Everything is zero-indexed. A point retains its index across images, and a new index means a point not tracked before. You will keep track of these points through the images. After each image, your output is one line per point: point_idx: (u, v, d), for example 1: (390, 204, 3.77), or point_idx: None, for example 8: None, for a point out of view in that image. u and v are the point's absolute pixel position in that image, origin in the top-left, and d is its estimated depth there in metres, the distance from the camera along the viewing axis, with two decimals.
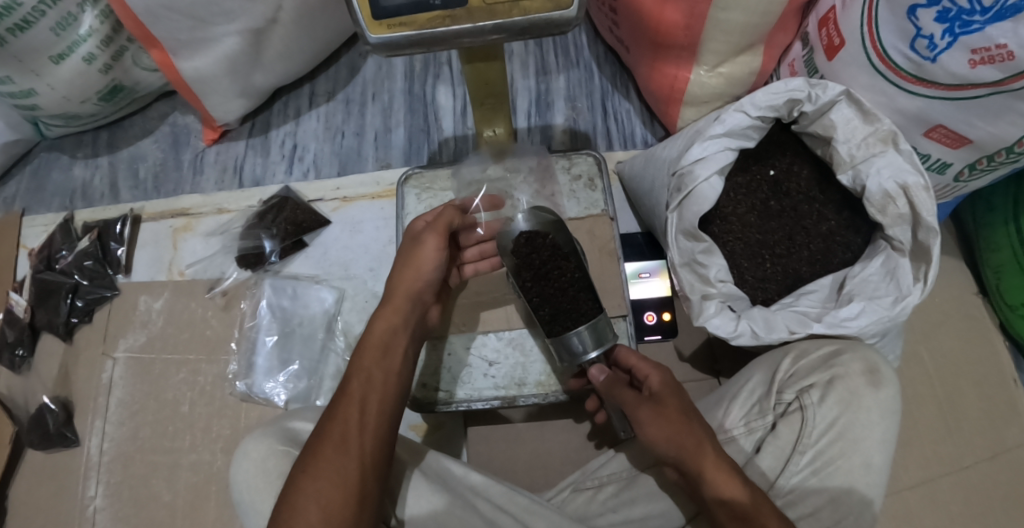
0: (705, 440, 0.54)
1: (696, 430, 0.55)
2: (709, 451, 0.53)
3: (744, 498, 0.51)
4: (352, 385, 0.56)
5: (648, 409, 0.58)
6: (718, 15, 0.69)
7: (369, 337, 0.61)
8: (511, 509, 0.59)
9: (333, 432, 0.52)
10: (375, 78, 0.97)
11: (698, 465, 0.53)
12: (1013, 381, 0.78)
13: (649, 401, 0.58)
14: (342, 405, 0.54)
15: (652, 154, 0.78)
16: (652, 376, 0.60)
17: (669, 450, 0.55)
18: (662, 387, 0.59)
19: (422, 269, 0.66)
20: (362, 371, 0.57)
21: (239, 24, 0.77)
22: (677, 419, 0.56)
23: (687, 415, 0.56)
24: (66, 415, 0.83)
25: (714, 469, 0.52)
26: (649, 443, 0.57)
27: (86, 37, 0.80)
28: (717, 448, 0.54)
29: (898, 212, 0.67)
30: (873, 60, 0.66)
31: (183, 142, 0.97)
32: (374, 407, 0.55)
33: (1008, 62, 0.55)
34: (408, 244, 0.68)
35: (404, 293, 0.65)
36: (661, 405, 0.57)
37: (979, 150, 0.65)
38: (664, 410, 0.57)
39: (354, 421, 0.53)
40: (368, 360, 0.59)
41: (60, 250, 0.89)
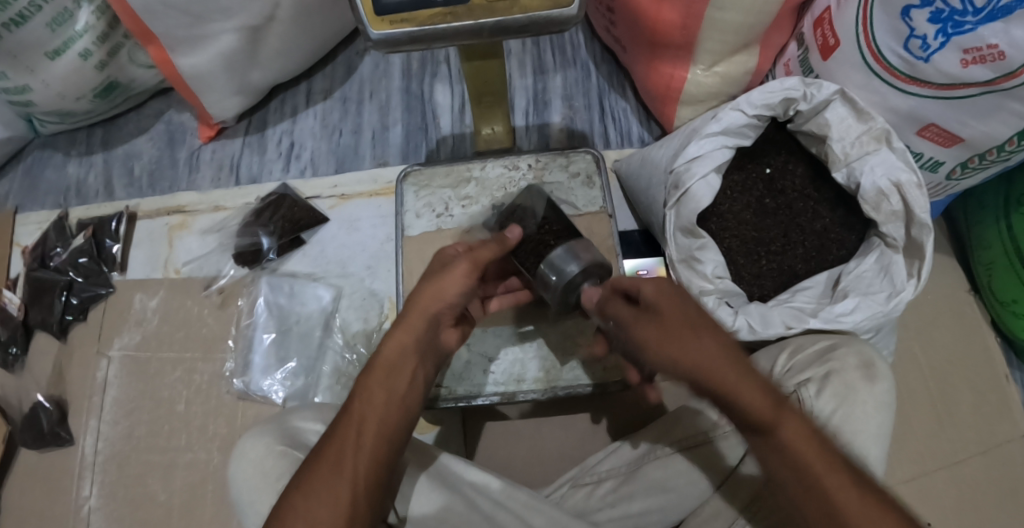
0: (717, 350, 0.49)
1: (705, 341, 0.49)
2: (721, 365, 0.48)
3: (770, 421, 0.46)
4: (355, 404, 0.50)
5: (647, 326, 0.52)
6: (714, 15, 0.70)
7: (377, 359, 0.53)
8: (510, 505, 0.59)
9: (329, 452, 0.47)
10: (373, 76, 0.97)
11: (711, 379, 0.48)
12: (1005, 377, 0.79)
13: (647, 316, 0.53)
14: (342, 421, 0.49)
15: (649, 152, 0.79)
16: (645, 285, 0.54)
17: (678, 368, 0.50)
18: (657, 297, 0.53)
19: (446, 292, 0.55)
20: (364, 391, 0.51)
21: (237, 20, 0.77)
22: (681, 334, 0.50)
23: (694, 326, 0.50)
24: (61, 414, 0.82)
25: (734, 385, 0.47)
26: (659, 366, 0.52)
27: (81, 34, 0.79)
28: (735, 357, 0.49)
29: (892, 209, 0.68)
30: (867, 60, 0.67)
31: (179, 139, 0.96)
32: (374, 425, 0.49)
33: (999, 61, 0.56)
34: (435, 267, 0.58)
35: (420, 312, 0.54)
36: (660, 318, 0.52)
37: (971, 148, 0.66)
38: (663, 325, 0.51)
39: (348, 444, 0.47)
40: (374, 378, 0.51)
41: (55, 248, 0.88)
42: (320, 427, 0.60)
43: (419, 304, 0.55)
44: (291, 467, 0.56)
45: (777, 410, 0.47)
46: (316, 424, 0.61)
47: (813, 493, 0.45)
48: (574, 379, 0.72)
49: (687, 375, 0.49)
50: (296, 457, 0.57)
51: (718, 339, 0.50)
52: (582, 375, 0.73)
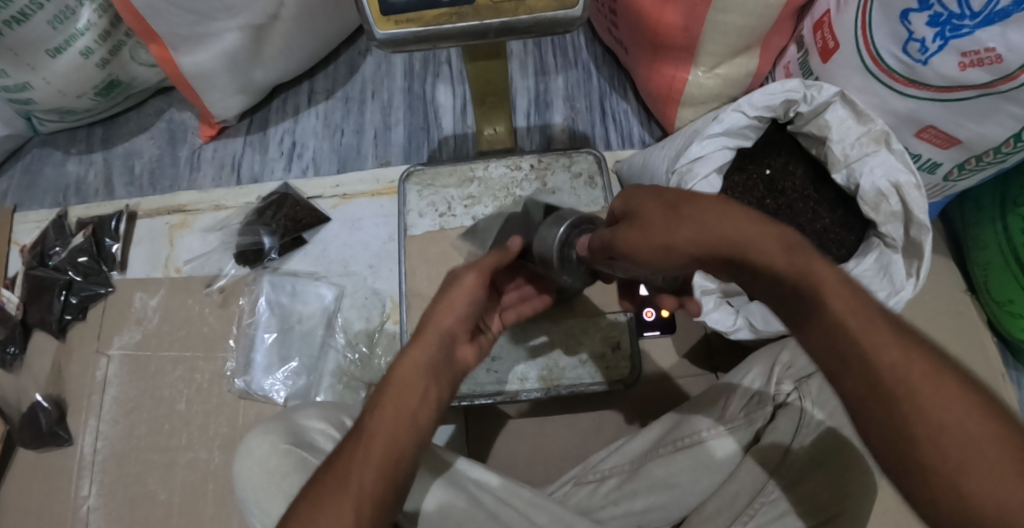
0: (716, 218, 0.43)
1: (693, 215, 0.44)
2: (728, 230, 0.42)
3: (787, 271, 0.39)
4: (364, 421, 0.46)
5: (632, 230, 0.47)
6: (716, 17, 0.70)
7: (390, 376, 0.47)
8: (514, 503, 0.60)
9: (332, 474, 0.43)
10: (375, 76, 0.97)
11: (728, 240, 0.42)
12: (1001, 376, 0.82)
13: (630, 223, 0.48)
14: (352, 436, 0.45)
15: (650, 153, 0.79)
16: (618, 197, 0.51)
17: (688, 253, 0.44)
18: (630, 203, 0.49)
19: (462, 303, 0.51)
20: (376, 405, 0.46)
21: (241, 19, 0.77)
22: (673, 224, 0.45)
23: (675, 206, 0.45)
24: (60, 413, 0.82)
25: (753, 248, 0.40)
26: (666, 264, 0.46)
27: (83, 32, 0.79)
28: (732, 216, 0.42)
29: (891, 210, 0.69)
30: (866, 62, 0.68)
31: (179, 138, 0.96)
32: (383, 445, 0.44)
33: (996, 64, 0.57)
34: (450, 280, 0.54)
35: (438, 326, 0.50)
36: (640, 220, 0.47)
37: (968, 150, 0.67)
38: (644, 222, 0.47)
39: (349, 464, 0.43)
40: (387, 395, 0.46)
41: (54, 246, 0.88)
42: (325, 426, 0.60)
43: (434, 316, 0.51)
44: (296, 465, 0.55)
45: (796, 255, 0.39)
46: (321, 423, 0.60)
47: (851, 360, 0.35)
48: (577, 378, 0.73)
49: (708, 249, 0.43)
50: (302, 456, 0.56)
51: (715, 209, 0.43)
52: (585, 374, 0.73)
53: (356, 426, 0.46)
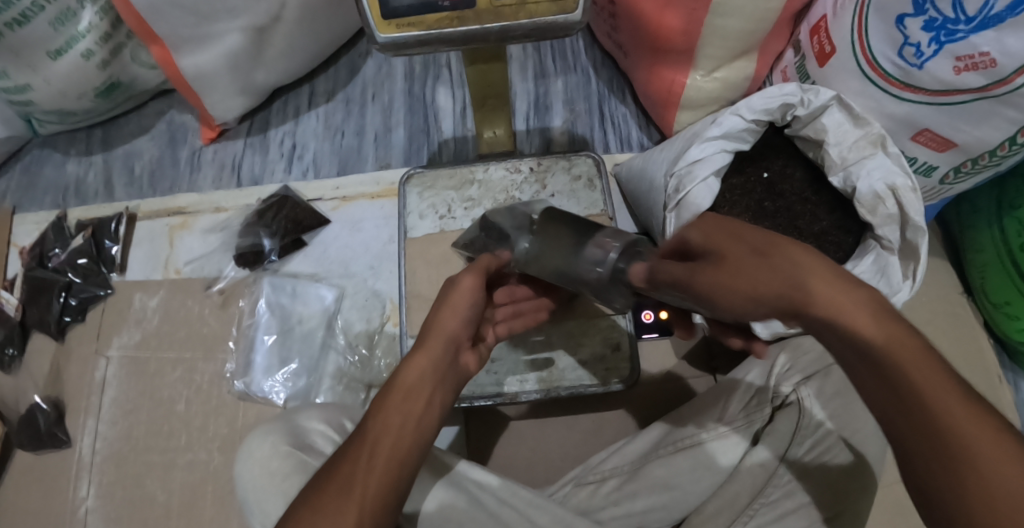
0: (805, 274, 0.39)
1: (783, 264, 0.40)
2: (820, 291, 0.39)
3: (881, 340, 0.37)
4: (367, 426, 0.46)
5: (710, 271, 0.43)
6: (715, 21, 0.71)
7: (393, 382, 0.48)
8: (514, 503, 0.59)
9: (335, 479, 0.43)
10: (375, 79, 0.97)
11: (817, 303, 0.38)
12: (998, 378, 0.83)
13: (705, 263, 0.44)
14: (356, 441, 0.45)
15: (649, 156, 0.80)
16: (693, 232, 0.46)
17: (767, 308, 0.41)
18: (707, 238, 0.45)
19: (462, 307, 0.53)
20: (380, 411, 0.46)
21: (242, 21, 0.78)
22: (756, 275, 0.41)
23: (762, 252, 0.42)
24: (58, 414, 0.82)
25: (850, 317, 0.37)
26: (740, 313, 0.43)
27: (84, 33, 0.79)
28: (823, 276, 0.39)
29: (887, 213, 0.70)
30: (863, 66, 0.69)
31: (180, 140, 0.96)
32: (387, 451, 0.44)
33: (991, 68, 0.58)
34: (446, 287, 0.56)
35: (441, 334, 0.51)
36: (721, 260, 0.43)
37: (964, 153, 0.68)
38: (726, 265, 0.43)
39: (351, 469, 0.43)
40: (392, 401, 0.47)
41: (53, 247, 0.88)
42: (325, 427, 0.60)
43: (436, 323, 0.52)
44: (295, 467, 0.55)
45: (890, 330, 0.37)
46: (321, 424, 0.60)
47: (920, 419, 0.36)
48: (577, 379, 0.73)
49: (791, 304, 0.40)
50: (302, 459, 0.56)
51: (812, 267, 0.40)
52: (584, 376, 0.73)
53: (359, 433, 0.46)
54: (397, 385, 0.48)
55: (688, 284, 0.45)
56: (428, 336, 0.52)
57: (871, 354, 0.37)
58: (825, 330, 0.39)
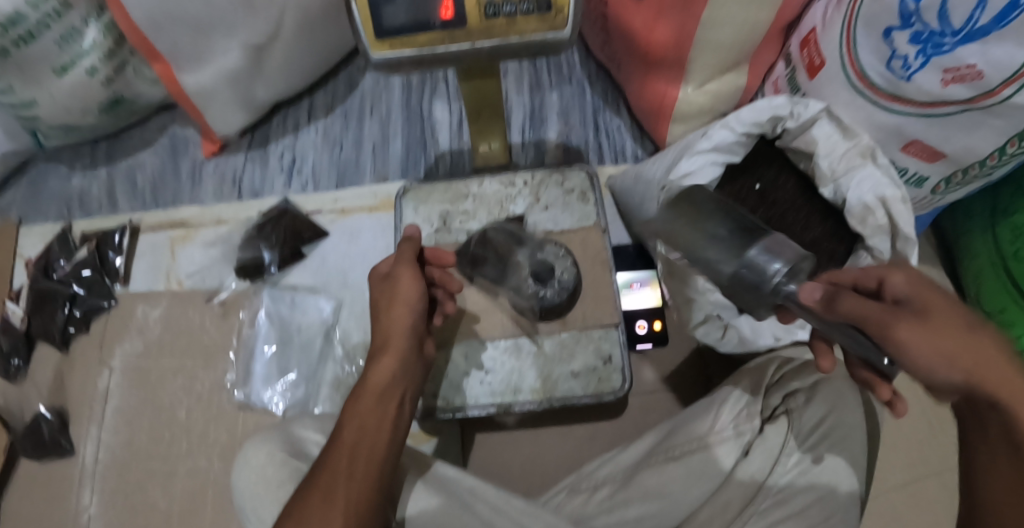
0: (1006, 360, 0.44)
1: (988, 346, 0.45)
2: (1004, 382, 0.43)
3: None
4: (344, 428, 0.52)
5: (912, 323, 0.44)
6: (705, 35, 0.72)
7: (364, 388, 0.56)
8: (509, 511, 0.60)
9: (322, 479, 0.48)
10: (374, 92, 0.99)
11: (996, 390, 0.43)
12: None
13: (907, 311, 0.46)
14: (333, 452, 0.51)
15: (642, 168, 0.81)
16: (895, 278, 0.50)
17: (953, 375, 0.44)
18: (911, 288, 0.49)
19: (407, 304, 0.59)
20: (356, 420, 0.53)
21: (242, 38, 0.79)
22: (975, 346, 0.44)
23: (976, 330, 0.45)
24: (62, 423, 0.83)
25: (1021, 408, 0.43)
26: (911, 368, 0.44)
27: (89, 50, 0.81)
28: (999, 359, 0.44)
29: (877, 223, 0.71)
30: (852, 79, 0.69)
31: (182, 153, 0.98)
32: (366, 454, 0.51)
33: (978, 80, 0.58)
34: (379, 287, 0.61)
35: (394, 332, 0.58)
36: (927, 316, 0.45)
37: (954, 163, 0.69)
38: (934, 322, 0.45)
39: (337, 466, 0.49)
40: (364, 406, 0.54)
41: (58, 259, 0.90)
42: (320, 436, 0.61)
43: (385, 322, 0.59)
44: (291, 475, 0.56)
45: None
46: (316, 434, 0.61)
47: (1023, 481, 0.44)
48: (569, 390, 0.74)
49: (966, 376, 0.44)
50: (297, 466, 0.57)
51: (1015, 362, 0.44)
52: (577, 387, 0.74)
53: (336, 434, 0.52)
54: (365, 388, 0.56)
55: (884, 325, 0.44)
56: (379, 338, 0.59)
57: (1013, 433, 0.44)
58: (989, 405, 0.44)
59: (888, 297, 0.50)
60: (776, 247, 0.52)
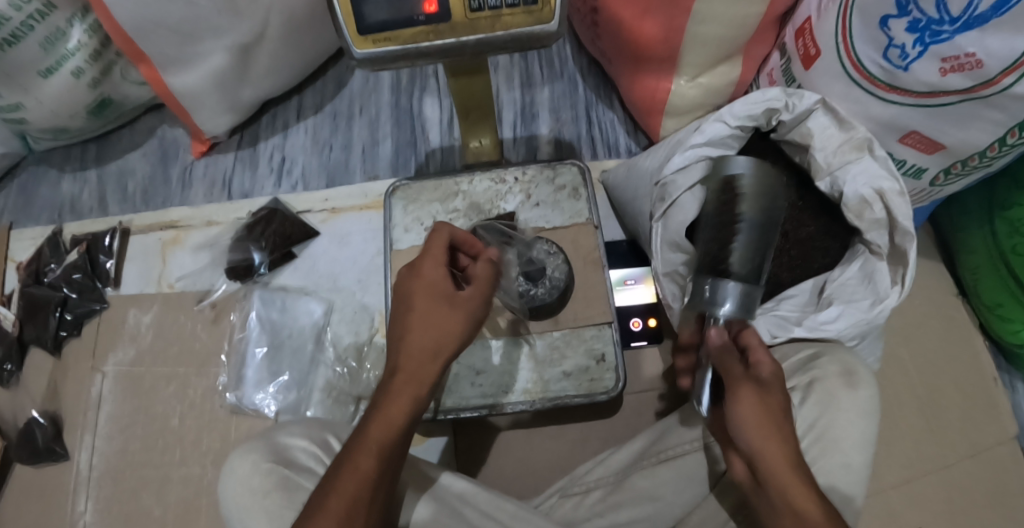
0: (794, 450, 0.50)
1: (788, 435, 0.50)
2: (783, 455, 0.49)
3: (810, 512, 0.47)
4: (362, 454, 0.48)
5: (750, 389, 0.52)
6: (696, 28, 0.71)
7: (381, 408, 0.50)
8: (499, 517, 0.60)
9: (336, 505, 0.46)
10: (363, 91, 0.98)
11: (772, 461, 0.49)
12: (993, 380, 0.82)
13: (754, 379, 0.53)
14: (348, 475, 0.47)
15: (635, 163, 0.79)
16: (765, 357, 0.54)
17: (749, 440, 0.51)
18: (772, 374, 0.53)
19: (456, 335, 0.52)
20: (374, 444, 0.48)
21: (227, 39, 0.78)
22: (777, 423, 0.51)
23: (785, 419, 0.51)
24: (56, 430, 0.83)
25: (790, 490, 0.48)
26: (734, 421, 0.52)
27: (74, 52, 0.80)
28: (794, 455, 0.49)
29: (874, 217, 0.68)
30: (848, 69, 0.68)
31: (171, 155, 0.97)
32: (383, 481, 0.48)
33: (977, 69, 0.56)
34: (427, 299, 0.53)
35: (431, 357, 0.51)
36: (766, 390, 0.52)
37: (952, 155, 0.67)
38: (767, 399, 0.51)
39: (356, 494, 0.46)
40: (381, 431, 0.49)
41: (48, 264, 0.89)
42: (308, 442, 0.60)
43: (425, 342, 0.51)
44: (278, 483, 0.55)
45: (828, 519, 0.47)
46: (303, 440, 0.60)
47: None
48: (561, 391, 0.73)
49: (758, 442, 0.50)
50: (285, 473, 0.56)
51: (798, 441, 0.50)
52: (569, 387, 0.73)
53: (350, 457, 0.48)
54: (382, 411, 0.49)
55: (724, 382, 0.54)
56: (403, 355, 0.51)
57: (796, 511, 0.47)
58: (772, 480, 0.49)
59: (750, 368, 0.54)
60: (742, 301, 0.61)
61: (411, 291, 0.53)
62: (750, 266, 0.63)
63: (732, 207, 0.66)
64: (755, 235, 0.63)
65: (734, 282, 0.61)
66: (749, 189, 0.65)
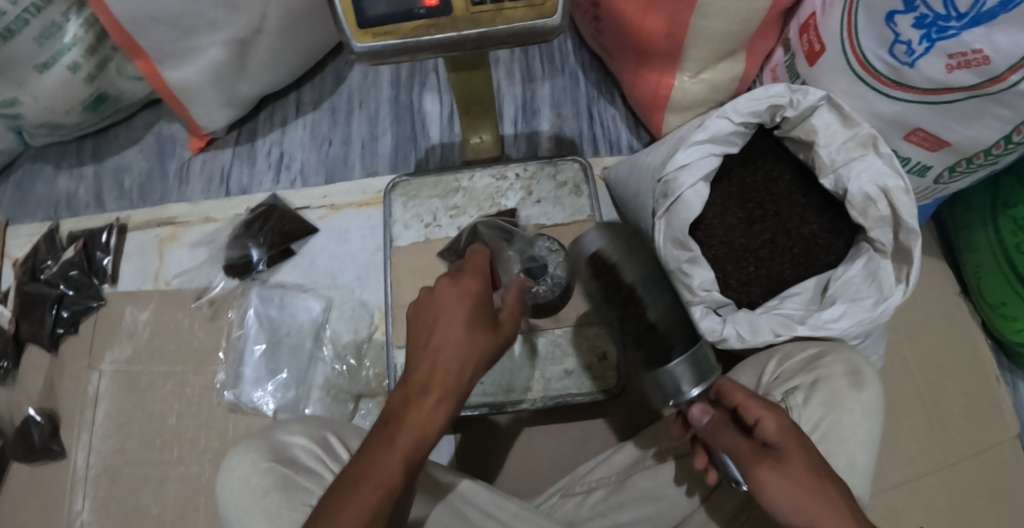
0: (847, 509, 0.46)
1: (834, 497, 0.46)
2: (842, 524, 0.45)
3: None
4: (381, 460, 0.43)
5: (769, 466, 0.48)
6: (700, 23, 0.70)
7: (406, 413, 0.45)
8: (501, 517, 0.59)
9: (352, 521, 0.41)
10: (362, 86, 0.97)
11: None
12: (996, 379, 0.81)
13: (769, 453, 0.49)
14: (365, 488, 0.43)
15: (637, 160, 0.79)
16: (767, 419, 0.51)
17: (801, 523, 0.46)
18: (780, 435, 0.50)
19: (489, 353, 0.48)
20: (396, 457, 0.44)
21: (225, 33, 0.77)
22: (817, 487, 0.47)
23: (823, 479, 0.47)
24: (52, 428, 0.82)
25: None
26: (772, 507, 0.48)
27: (70, 47, 0.79)
28: (847, 515, 0.45)
29: (879, 215, 0.68)
30: (853, 65, 0.67)
31: (169, 151, 0.97)
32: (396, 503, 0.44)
33: (984, 66, 0.56)
34: (472, 307, 0.48)
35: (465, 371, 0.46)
36: (786, 460, 0.48)
37: (957, 153, 0.66)
38: (791, 470, 0.47)
39: (376, 512, 0.42)
40: (405, 444, 0.44)
41: (45, 260, 0.88)
42: (307, 441, 0.59)
43: (459, 355, 0.45)
44: (275, 483, 0.55)
45: None
46: (303, 438, 0.59)
47: None
48: (562, 389, 0.72)
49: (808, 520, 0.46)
50: (282, 472, 0.55)
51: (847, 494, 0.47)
52: (570, 385, 0.73)
53: (365, 469, 0.43)
54: (406, 417, 0.45)
55: (747, 465, 0.50)
56: (440, 367, 0.46)
57: None
58: None
59: (759, 439, 0.51)
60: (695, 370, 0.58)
61: (449, 298, 0.48)
62: (674, 325, 0.60)
63: (614, 280, 0.60)
64: (650, 282, 0.61)
65: (675, 362, 0.58)
66: (614, 252, 0.60)
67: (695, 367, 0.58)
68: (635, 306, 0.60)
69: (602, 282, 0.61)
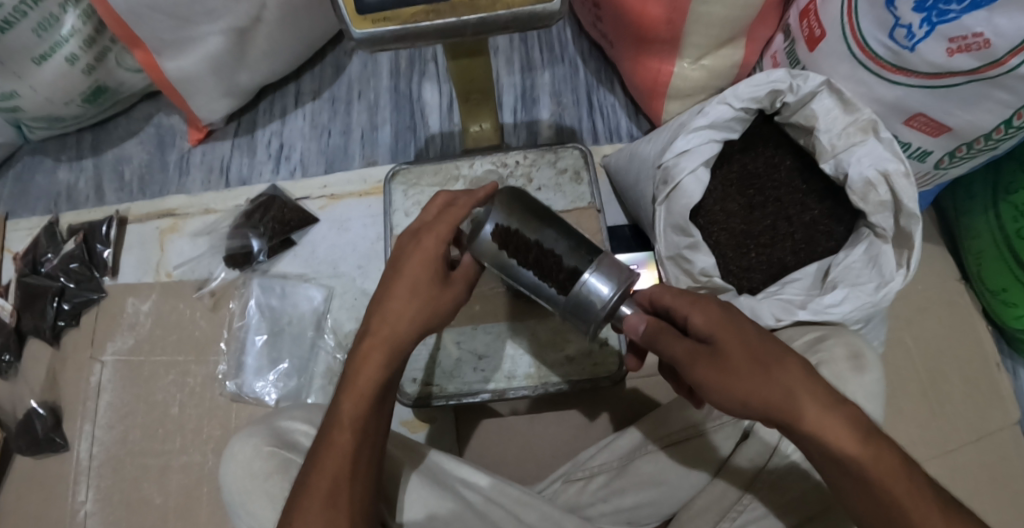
0: (797, 386, 0.46)
1: (779, 378, 0.46)
2: (793, 404, 0.45)
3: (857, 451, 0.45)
4: (337, 429, 0.47)
5: (706, 366, 0.47)
6: (698, 8, 0.70)
7: (356, 374, 0.49)
8: (502, 502, 0.58)
9: (319, 481, 0.45)
10: (361, 76, 0.97)
11: (785, 415, 0.45)
12: (996, 365, 0.81)
13: (704, 351, 0.48)
14: (322, 445, 0.47)
15: (637, 147, 0.79)
16: (695, 315, 0.49)
17: (750, 411, 0.47)
18: (711, 327, 0.48)
19: (436, 308, 0.51)
20: (339, 409, 0.48)
21: (223, 22, 0.77)
22: (762, 372, 0.46)
23: (767, 364, 0.46)
24: (55, 420, 0.82)
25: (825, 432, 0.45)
26: (719, 404, 0.48)
27: (67, 38, 0.79)
28: (802, 391, 0.45)
29: (879, 199, 0.68)
30: (853, 50, 0.67)
31: (168, 143, 0.96)
32: (362, 450, 0.47)
33: (984, 50, 0.56)
34: (411, 262, 0.51)
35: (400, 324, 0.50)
36: (722, 354, 0.47)
37: (958, 138, 0.66)
38: (728, 365, 0.47)
39: (337, 470, 0.45)
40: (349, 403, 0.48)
41: (46, 253, 0.88)
42: (308, 426, 0.59)
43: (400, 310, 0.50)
44: (280, 466, 0.55)
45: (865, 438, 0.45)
46: (304, 424, 0.59)
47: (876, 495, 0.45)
48: (564, 376, 0.73)
49: (759, 411, 0.46)
50: (287, 457, 0.55)
51: (797, 367, 0.46)
52: (572, 372, 0.73)
53: (326, 435, 0.47)
54: (352, 382, 0.48)
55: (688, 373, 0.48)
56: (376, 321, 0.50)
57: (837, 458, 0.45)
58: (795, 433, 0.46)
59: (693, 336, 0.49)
60: (609, 273, 0.51)
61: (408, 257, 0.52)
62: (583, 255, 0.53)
63: (521, 243, 0.53)
64: (559, 234, 0.54)
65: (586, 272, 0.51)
66: (516, 221, 0.54)
67: (613, 268, 0.51)
68: (548, 257, 0.52)
69: (512, 249, 0.53)
